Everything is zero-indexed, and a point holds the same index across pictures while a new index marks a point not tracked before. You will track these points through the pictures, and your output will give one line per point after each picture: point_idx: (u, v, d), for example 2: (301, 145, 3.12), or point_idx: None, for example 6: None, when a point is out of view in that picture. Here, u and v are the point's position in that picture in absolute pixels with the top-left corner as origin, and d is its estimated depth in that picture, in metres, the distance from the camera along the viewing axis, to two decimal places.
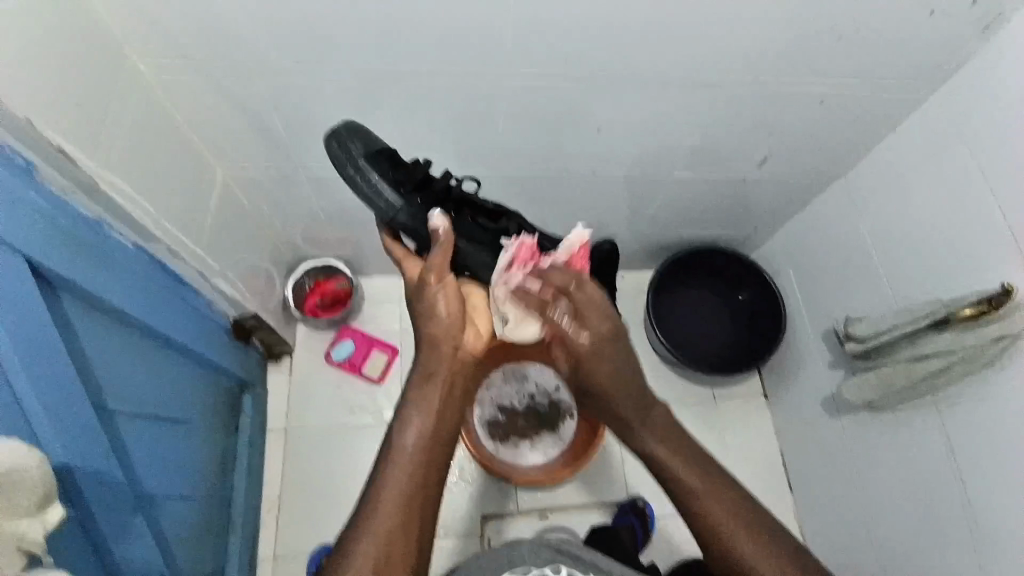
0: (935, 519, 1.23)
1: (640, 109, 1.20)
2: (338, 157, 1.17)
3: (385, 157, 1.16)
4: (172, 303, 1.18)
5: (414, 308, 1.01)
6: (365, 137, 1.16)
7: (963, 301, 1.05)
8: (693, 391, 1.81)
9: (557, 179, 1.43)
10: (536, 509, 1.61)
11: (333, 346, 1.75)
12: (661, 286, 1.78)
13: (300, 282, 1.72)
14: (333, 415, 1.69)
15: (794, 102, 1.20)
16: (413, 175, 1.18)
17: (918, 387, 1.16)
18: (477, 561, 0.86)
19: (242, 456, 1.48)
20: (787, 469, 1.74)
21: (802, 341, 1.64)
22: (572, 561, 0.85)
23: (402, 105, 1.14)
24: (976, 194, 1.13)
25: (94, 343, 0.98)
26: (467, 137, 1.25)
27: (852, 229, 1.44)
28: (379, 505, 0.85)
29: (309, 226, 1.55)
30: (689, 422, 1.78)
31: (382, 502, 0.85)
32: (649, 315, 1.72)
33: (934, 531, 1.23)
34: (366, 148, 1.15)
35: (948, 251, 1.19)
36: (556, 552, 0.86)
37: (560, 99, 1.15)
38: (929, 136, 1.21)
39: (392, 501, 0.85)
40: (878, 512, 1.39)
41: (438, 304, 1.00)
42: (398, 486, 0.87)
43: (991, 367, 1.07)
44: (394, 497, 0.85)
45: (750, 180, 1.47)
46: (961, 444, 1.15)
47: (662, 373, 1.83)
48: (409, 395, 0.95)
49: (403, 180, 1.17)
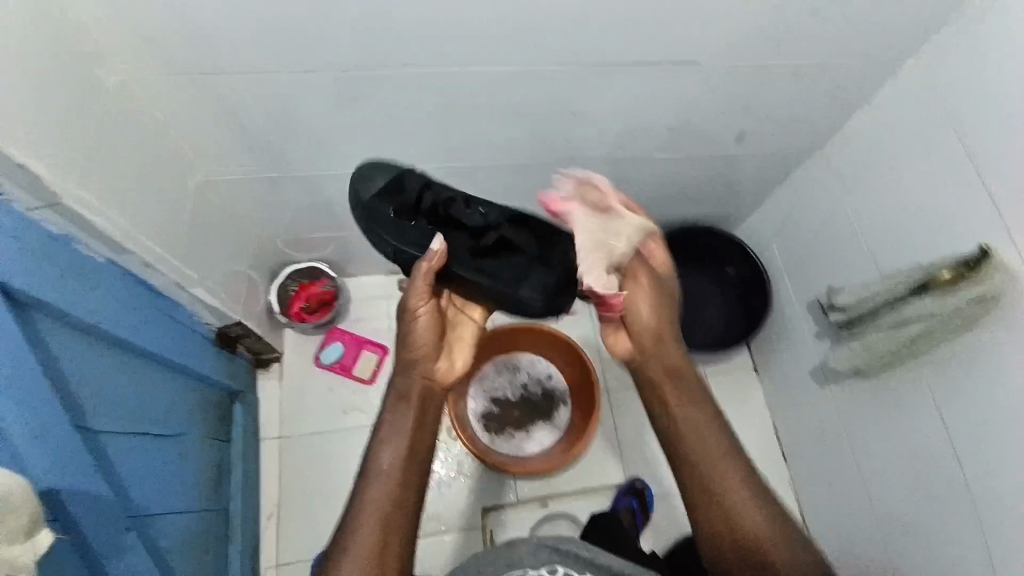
0: (925, 481, 1.26)
1: (616, 92, 1.19)
2: (365, 178, 1.23)
3: (392, 183, 1.21)
4: (151, 317, 1.17)
5: (397, 327, 1.02)
6: (380, 169, 1.24)
7: (943, 265, 1.08)
8: None
9: (536, 167, 1.42)
10: (536, 498, 1.63)
11: (322, 350, 1.73)
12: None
13: (285, 287, 1.70)
14: (327, 419, 1.68)
15: (769, 76, 1.20)
16: (406, 197, 1.19)
17: (903, 352, 1.18)
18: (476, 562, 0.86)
19: (237, 466, 1.46)
20: (780, 441, 1.76)
21: (788, 314, 1.66)
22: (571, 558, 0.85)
23: (375, 101, 1.12)
24: (952, 158, 1.14)
25: (74, 363, 0.96)
26: (443, 130, 1.23)
27: (832, 201, 1.45)
28: (357, 525, 0.86)
29: (290, 230, 1.53)
30: None
31: (360, 526, 0.85)
32: None
33: (925, 492, 1.26)
34: (384, 179, 1.22)
35: (926, 217, 1.20)
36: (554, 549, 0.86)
37: (534, 87, 1.14)
38: (903, 103, 1.22)
39: (369, 524, 0.85)
40: (871, 477, 1.41)
41: (415, 326, 1.01)
42: (378, 506, 0.87)
43: (974, 329, 1.08)
44: (375, 516, 0.86)
45: (729, 157, 1.47)
46: (949, 406, 1.17)
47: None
48: (382, 419, 0.95)
49: (396, 203, 1.19)
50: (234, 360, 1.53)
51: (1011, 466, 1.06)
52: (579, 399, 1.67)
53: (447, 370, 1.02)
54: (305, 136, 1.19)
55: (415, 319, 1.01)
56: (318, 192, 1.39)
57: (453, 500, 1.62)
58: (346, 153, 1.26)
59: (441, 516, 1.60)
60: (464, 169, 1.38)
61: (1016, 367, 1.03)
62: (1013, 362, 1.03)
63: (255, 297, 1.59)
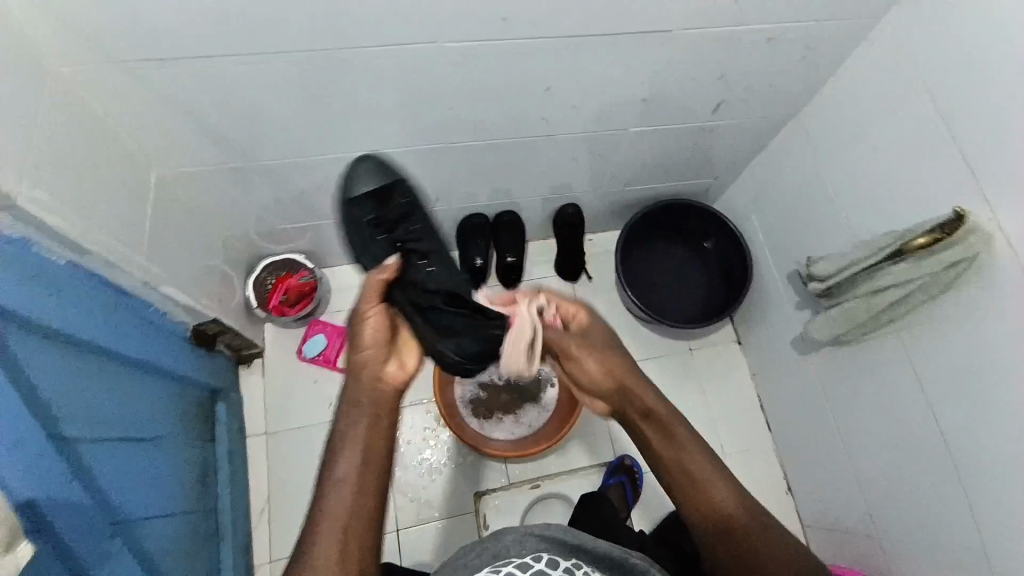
0: (905, 442, 1.29)
1: (589, 67, 1.16)
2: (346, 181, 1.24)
3: (377, 195, 1.20)
4: (119, 318, 1.13)
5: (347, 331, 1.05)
6: (381, 169, 1.23)
7: (918, 230, 1.07)
8: (669, 345, 1.84)
9: (511, 147, 1.39)
10: (527, 479, 1.65)
11: (304, 343, 1.71)
12: (629, 245, 1.78)
13: (262, 281, 1.66)
14: (314, 412, 1.66)
15: (742, 45, 1.18)
16: (387, 214, 1.19)
17: (879, 318, 1.20)
18: (463, 555, 0.87)
19: (223, 464, 1.45)
20: (764, 410, 1.79)
21: (769, 285, 1.68)
22: (556, 546, 0.87)
23: (340, 85, 1.08)
24: (925, 122, 1.14)
25: (44, 370, 0.92)
26: (414, 112, 1.20)
27: (809, 170, 1.45)
28: (317, 533, 0.86)
29: (263, 222, 1.49)
30: (669, 376, 1.81)
31: (322, 535, 0.85)
32: (620, 276, 1.72)
33: (905, 451, 1.29)
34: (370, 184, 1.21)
35: (901, 182, 1.21)
36: (540, 538, 0.88)
37: (505, 64, 1.11)
38: (875, 68, 1.21)
39: (331, 531, 0.86)
40: (853, 440, 1.45)
41: (366, 332, 1.03)
42: (334, 517, 0.87)
43: (952, 291, 1.10)
44: (333, 528, 0.86)
45: (706, 129, 1.46)
46: (927, 368, 1.19)
47: (638, 331, 1.85)
48: (338, 425, 0.97)
49: (375, 219, 1.18)
50: (214, 358, 1.50)
51: (990, 423, 1.09)
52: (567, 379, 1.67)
53: (398, 373, 1.06)
54: (270, 124, 1.15)
55: (365, 325, 1.03)
56: (288, 181, 1.35)
57: (445, 486, 1.62)
58: (314, 139, 1.22)
59: (434, 502, 1.60)
60: (438, 152, 1.35)
61: (992, 326, 1.05)
62: (989, 322, 1.05)
63: (232, 292, 1.55)
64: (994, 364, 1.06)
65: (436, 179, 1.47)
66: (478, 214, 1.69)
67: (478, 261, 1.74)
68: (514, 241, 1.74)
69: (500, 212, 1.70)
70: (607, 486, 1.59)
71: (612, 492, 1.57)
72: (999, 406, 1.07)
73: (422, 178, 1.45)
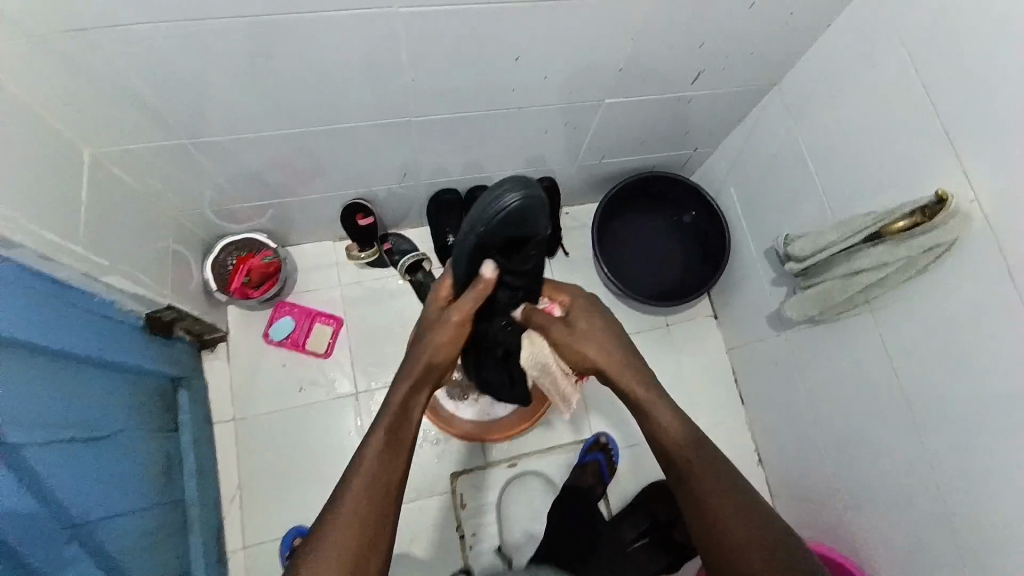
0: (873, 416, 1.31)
1: (561, 33, 1.08)
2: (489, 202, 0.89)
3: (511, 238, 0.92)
4: (61, 311, 1.05)
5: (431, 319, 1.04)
6: (530, 204, 0.88)
7: (897, 213, 1.05)
8: (647, 321, 1.83)
9: (480, 119, 1.31)
10: (505, 458, 1.64)
11: (270, 325, 1.65)
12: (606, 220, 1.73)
13: (223, 262, 1.58)
14: (283, 397, 1.62)
15: (723, 10, 1.11)
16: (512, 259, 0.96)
17: (856, 299, 1.19)
18: None
19: (189, 455, 1.41)
20: (740, 384, 1.81)
21: (746, 260, 1.66)
22: None
23: (288, 53, 0.99)
24: (906, 95, 1.09)
25: None
26: (372, 83, 1.11)
27: (789, 143, 1.40)
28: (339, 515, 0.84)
29: (217, 201, 1.41)
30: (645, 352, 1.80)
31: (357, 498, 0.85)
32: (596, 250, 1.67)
33: (875, 427, 1.31)
34: (517, 211, 0.88)
35: (880, 158, 1.17)
36: None
37: (469, 28, 1.02)
38: (859, 36, 1.15)
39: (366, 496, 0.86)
40: (824, 415, 1.47)
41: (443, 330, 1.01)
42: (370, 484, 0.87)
43: (929, 272, 1.08)
44: (367, 494, 0.86)
45: (685, 100, 1.40)
46: (901, 347, 1.19)
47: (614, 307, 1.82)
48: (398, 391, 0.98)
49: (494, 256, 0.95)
50: (172, 345, 1.43)
51: (958, 403, 1.10)
52: None
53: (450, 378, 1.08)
54: (212, 97, 1.05)
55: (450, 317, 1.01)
56: (240, 158, 1.26)
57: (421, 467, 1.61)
58: (265, 113, 1.12)
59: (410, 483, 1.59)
60: (401, 125, 1.27)
61: (966, 307, 1.04)
62: (964, 303, 1.04)
63: (190, 276, 1.47)
64: (966, 345, 1.06)
65: (401, 153, 1.39)
66: (449, 189, 1.62)
67: (451, 238, 1.68)
68: None
69: (472, 187, 1.63)
70: (582, 465, 1.60)
71: (588, 471, 1.59)
72: (969, 386, 1.07)
73: (387, 153, 1.37)
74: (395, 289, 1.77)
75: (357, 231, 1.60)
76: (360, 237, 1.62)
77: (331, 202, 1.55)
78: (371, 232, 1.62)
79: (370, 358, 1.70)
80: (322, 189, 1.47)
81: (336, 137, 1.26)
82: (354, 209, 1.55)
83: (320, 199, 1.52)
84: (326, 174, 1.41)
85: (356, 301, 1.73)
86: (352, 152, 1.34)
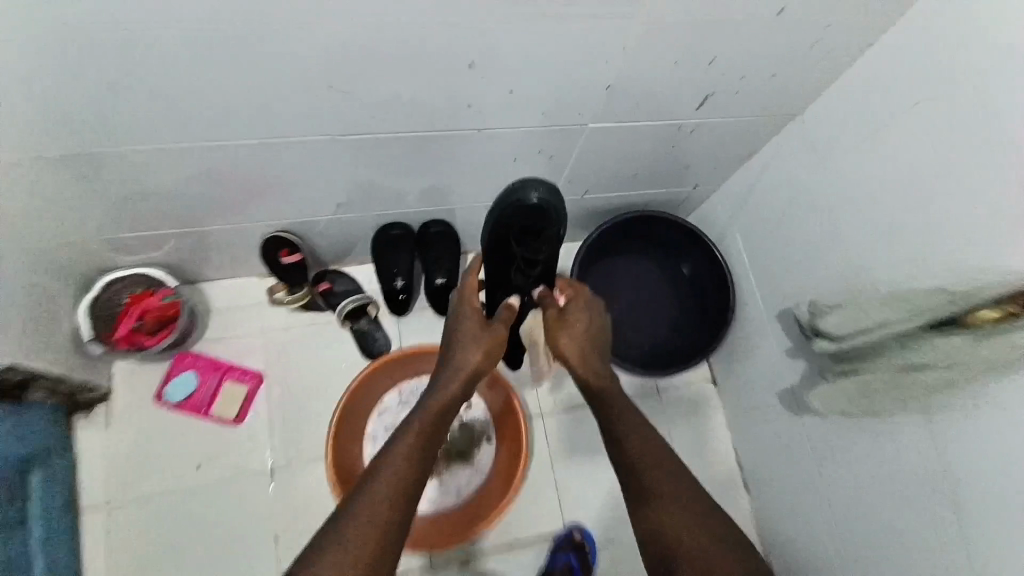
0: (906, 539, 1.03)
1: (528, 34, 0.81)
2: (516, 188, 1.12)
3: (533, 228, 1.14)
4: None
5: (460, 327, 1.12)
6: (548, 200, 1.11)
7: (982, 296, 0.78)
8: (633, 385, 1.54)
9: (427, 142, 1.03)
10: (453, 556, 1.33)
11: (165, 384, 1.34)
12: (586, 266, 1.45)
13: (108, 304, 1.26)
14: (176, 472, 1.31)
15: (743, 16, 0.85)
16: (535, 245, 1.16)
17: (909, 399, 0.91)
18: None
19: (26, 557, 1.11)
20: (741, 465, 1.51)
21: (753, 321, 1.38)
22: None
23: (141, 38, 0.70)
24: (979, 137, 0.83)
25: None
26: (268, 85, 0.82)
27: (813, 186, 1.14)
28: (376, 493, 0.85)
29: (88, 232, 1.10)
30: None
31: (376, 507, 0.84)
32: None
33: (918, 555, 1.02)
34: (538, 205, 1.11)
35: (939, 214, 0.91)
36: None
37: (397, 11, 0.73)
38: (915, 58, 0.90)
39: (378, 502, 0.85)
40: (848, 525, 1.17)
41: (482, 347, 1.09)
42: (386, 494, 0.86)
43: (1010, 371, 0.81)
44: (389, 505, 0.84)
45: (687, 129, 1.14)
46: (961, 460, 0.91)
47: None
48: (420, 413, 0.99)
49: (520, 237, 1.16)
50: (20, 412, 1.13)
51: None
52: (503, 428, 1.36)
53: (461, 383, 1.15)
54: (36, 95, 0.76)
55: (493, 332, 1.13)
56: (104, 180, 0.96)
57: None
58: (125, 121, 0.84)
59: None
60: (322, 145, 0.98)
61: None
62: None
63: (54, 324, 1.16)
64: None
65: (330, 179, 1.10)
66: (397, 223, 1.32)
67: (398, 282, 1.39)
68: (442, 259, 1.37)
69: (426, 222, 1.34)
70: (550, 570, 1.30)
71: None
72: None
73: (310, 179, 1.08)
74: (331, 338, 1.46)
75: (283, 272, 1.31)
76: (287, 278, 1.33)
77: (247, 234, 1.25)
78: (301, 272, 1.33)
79: (291, 425, 1.38)
80: (231, 219, 1.17)
81: (234, 156, 0.97)
82: (279, 246, 1.27)
83: (231, 231, 1.22)
84: (233, 203, 1.11)
85: (280, 353, 1.42)
86: (262, 177, 1.05)
